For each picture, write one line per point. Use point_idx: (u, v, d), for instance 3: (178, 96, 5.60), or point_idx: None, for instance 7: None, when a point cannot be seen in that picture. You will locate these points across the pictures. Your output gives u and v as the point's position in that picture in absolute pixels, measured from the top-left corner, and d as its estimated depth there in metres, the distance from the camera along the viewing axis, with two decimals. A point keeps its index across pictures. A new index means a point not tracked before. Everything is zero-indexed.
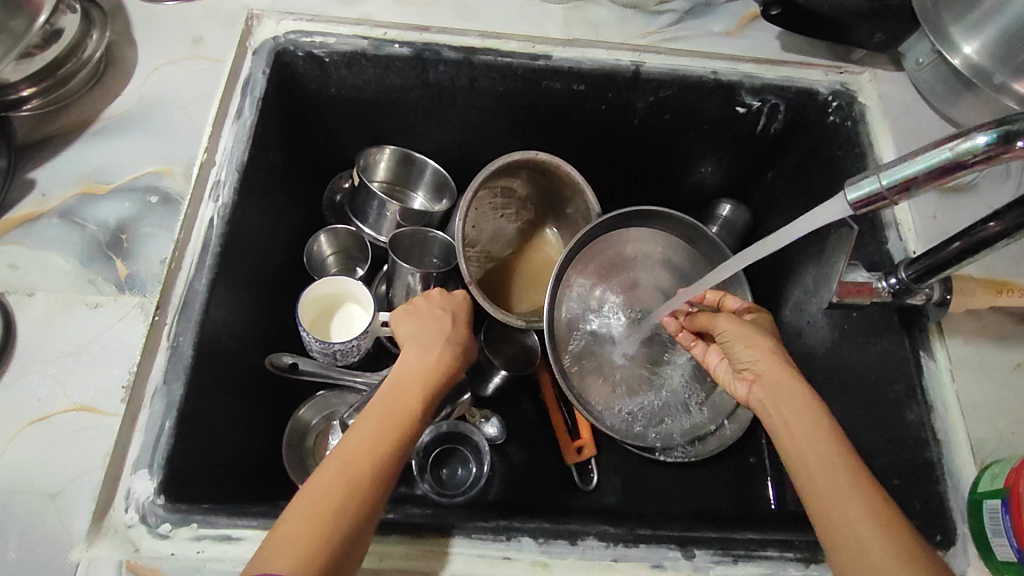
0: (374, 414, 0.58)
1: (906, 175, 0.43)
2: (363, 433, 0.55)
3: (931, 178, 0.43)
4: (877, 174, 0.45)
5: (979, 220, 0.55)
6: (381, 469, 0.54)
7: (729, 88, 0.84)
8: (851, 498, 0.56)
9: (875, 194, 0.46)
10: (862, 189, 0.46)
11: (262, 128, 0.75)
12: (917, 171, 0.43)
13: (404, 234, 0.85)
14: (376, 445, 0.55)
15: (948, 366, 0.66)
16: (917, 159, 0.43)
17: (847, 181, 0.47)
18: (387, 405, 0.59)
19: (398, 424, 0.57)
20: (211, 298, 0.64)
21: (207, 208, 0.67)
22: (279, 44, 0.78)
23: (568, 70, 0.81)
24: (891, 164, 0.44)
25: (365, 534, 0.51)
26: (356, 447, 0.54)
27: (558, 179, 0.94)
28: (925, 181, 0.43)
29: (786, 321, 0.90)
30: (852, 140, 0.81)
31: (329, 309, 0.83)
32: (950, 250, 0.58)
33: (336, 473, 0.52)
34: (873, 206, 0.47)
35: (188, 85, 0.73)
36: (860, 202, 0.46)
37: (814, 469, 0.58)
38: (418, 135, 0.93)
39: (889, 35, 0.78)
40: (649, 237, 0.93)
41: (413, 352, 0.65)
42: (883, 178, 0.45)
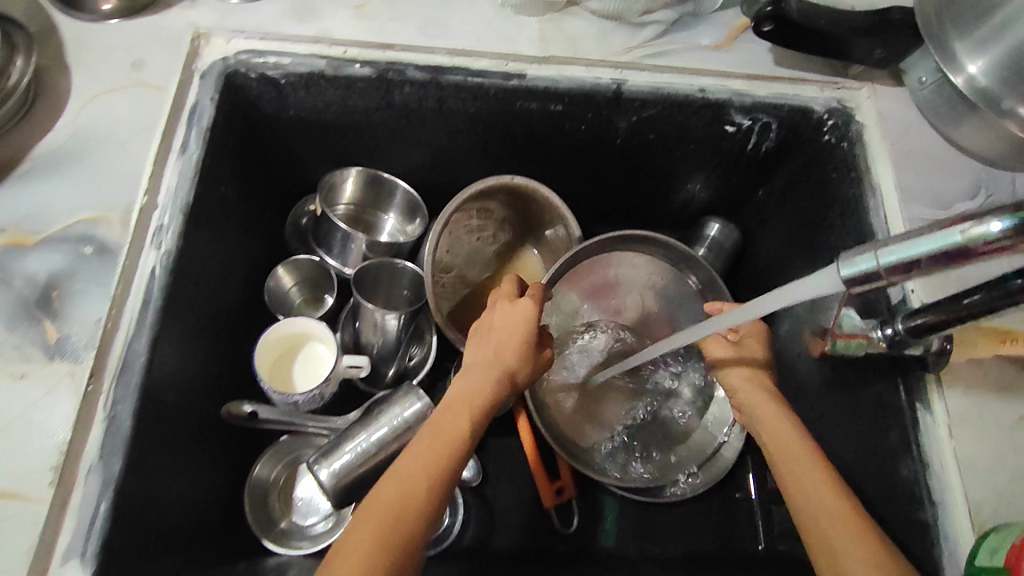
0: (425, 439, 0.60)
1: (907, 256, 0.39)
2: (411, 458, 0.58)
3: (932, 264, 0.38)
4: (875, 251, 0.40)
5: (1006, 273, 0.49)
6: (428, 493, 0.56)
7: (718, 107, 0.78)
8: (829, 509, 0.55)
9: (870, 273, 0.41)
10: (857, 265, 0.41)
11: (211, 162, 0.69)
12: (917, 254, 0.38)
13: (369, 266, 0.81)
14: (426, 465, 0.57)
15: (946, 420, 0.62)
16: (920, 241, 0.38)
17: (843, 254, 0.43)
18: (435, 429, 0.60)
19: (445, 442, 0.59)
20: (152, 360, 0.59)
21: (150, 256, 0.62)
22: (229, 65, 0.71)
23: (544, 90, 0.76)
24: (891, 242, 0.40)
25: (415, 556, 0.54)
26: (404, 471, 0.57)
27: (536, 202, 0.89)
28: (926, 266, 0.38)
29: (777, 350, 0.86)
30: (848, 164, 0.76)
31: (290, 351, 0.79)
32: (966, 304, 0.52)
33: (392, 490, 0.55)
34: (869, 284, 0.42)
35: (126, 116, 0.66)
36: (854, 279, 0.42)
37: (795, 485, 0.59)
38: (385, 155, 0.87)
39: (889, 51, 0.73)
40: (629, 266, 0.88)
41: (463, 375, 0.65)
42: (880, 256, 0.40)
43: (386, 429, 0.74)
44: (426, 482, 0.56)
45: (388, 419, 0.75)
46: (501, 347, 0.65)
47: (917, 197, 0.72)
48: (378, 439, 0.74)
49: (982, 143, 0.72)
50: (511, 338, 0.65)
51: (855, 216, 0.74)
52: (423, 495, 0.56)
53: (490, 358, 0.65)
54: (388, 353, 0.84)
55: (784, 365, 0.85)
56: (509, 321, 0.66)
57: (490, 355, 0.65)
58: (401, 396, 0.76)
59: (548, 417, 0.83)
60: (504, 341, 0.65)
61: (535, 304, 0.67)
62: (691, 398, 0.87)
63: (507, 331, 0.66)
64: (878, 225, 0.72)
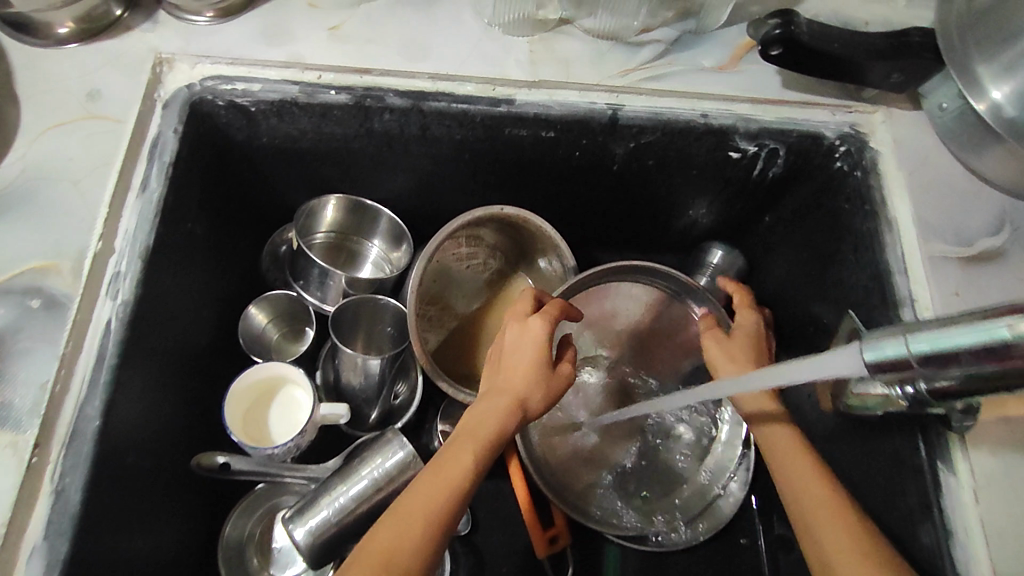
0: (429, 473, 0.57)
1: (943, 346, 0.35)
2: (412, 493, 0.56)
3: (970, 358, 0.34)
4: (905, 337, 0.36)
5: None
6: (426, 532, 0.53)
7: (721, 133, 0.72)
8: (819, 501, 0.58)
9: (898, 361, 0.37)
10: (883, 349, 0.37)
11: (175, 199, 0.65)
12: (954, 345, 0.34)
13: (349, 303, 0.76)
14: (427, 502, 0.55)
15: (971, 483, 0.57)
16: (958, 330, 0.34)
17: (868, 335, 0.39)
18: (440, 463, 0.58)
19: (448, 478, 0.56)
20: (106, 424, 0.55)
21: (104, 308, 0.57)
22: (195, 92, 0.66)
23: (535, 116, 0.70)
24: (925, 328, 0.36)
25: None
26: (404, 507, 0.55)
27: (530, 232, 0.84)
28: (962, 359, 0.34)
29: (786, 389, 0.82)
30: (862, 195, 0.70)
31: (264, 397, 0.74)
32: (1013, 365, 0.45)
33: (391, 528, 0.53)
34: (894, 372, 0.38)
35: (80, 151, 0.61)
36: (877, 365, 0.38)
37: (787, 477, 0.62)
38: (368, 182, 0.81)
39: (907, 76, 0.68)
40: (627, 296, 0.82)
41: (474, 405, 0.62)
42: (910, 342, 0.36)
43: (366, 482, 0.70)
44: (425, 520, 0.54)
45: (368, 470, 0.70)
46: (512, 374, 0.62)
47: (937, 233, 0.67)
48: (358, 493, 0.70)
49: (1008, 175, 0.66)
50: (523, 366, 0.62)
51: (869, 251, 0.69)
52: (421, 534, 0.53)
53: (500, 386, 0.62)
54: (371, 394, 0.79)
55: (795, 405, 0.80)
56: (518, 345, 0.64)
57: (501, 384, 0.62)
58: (381, 446, 0.71)
59: (540, 463, 0.78)
60: (515, 369, 0.62)
61: (545, 326, 0.64)
62: (692, 439, 0.82)
63: (519, 357, 0.63)
64: (894, 263, 0.67)
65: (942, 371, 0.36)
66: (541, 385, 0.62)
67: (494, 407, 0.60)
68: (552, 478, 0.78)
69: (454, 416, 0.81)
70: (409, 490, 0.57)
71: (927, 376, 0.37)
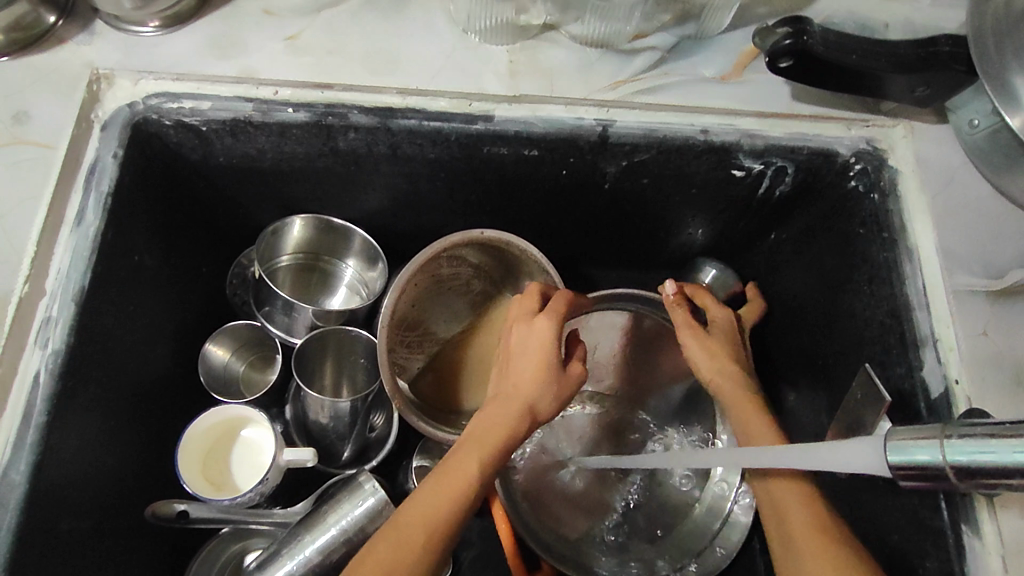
0: (432, 480, 0.51)
1: (982, 459, 0.35)
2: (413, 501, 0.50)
3: (1009, 475, 0.34)
4: (941, 443, 0.36)
5: None
6: (426, 546, 0.48)
7: (723, 151, 0.65)
8: (794, 512, 0.53)
9: (931, 467, 0.37)
10: (914, 454, 0.37)
11: (117, 233, 0.59)
12: (995, 460, 0.34)
13: (312, 338, 0.71)
14: (431, 507, 0.50)
15: (999, 548, 0.51)
16: (998, 443, 0.34)
17: (892, 436, 0.38)
18: (441, 472, 0.52)
19: (453, 483, 0.51)
20: (33, 490, 0.50)
21: (32, 358, 0.52)
22: (137, 112, 0.60)
23: (515, 134, 0.63)
24: (962, 437, 0.36)
25: None
26: (402, 519, 0.49)
27: (514, 254, 0.77)
28: (1001, 475, 0.34)
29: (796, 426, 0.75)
30: (879, 221, 0.63)
31: (224, 439, 0.69)
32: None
33: (394, 533, 0.48)
34: (920, 478, 0.38)
35: (7, 182, 0.56)
36: (907, 469, 0.38)
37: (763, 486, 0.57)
38: (338, 201, 0.75)
39: (933, 89, 0.61)
40: (610, 327, 0.74)
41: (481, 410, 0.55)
42: (945, 450, 0.36)
43: (333, 532, 0.63)
44: (424, 531, 0.49)
45: (336, 519, 0.63)
46: (522, 372, 0.56)
47: (963, 264, 0.60)
48: (325, 544, 0.63)
49: None
50: (535, 366, 0.55)
51: (887, 284, 0.62)
52: (421, 547, 0.48)
53: (509, 388, 0.56)
54: (344, 430, 0.72)
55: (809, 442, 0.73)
56: (526, 343, 0.57)
57: (511, 385, 0.56)
58: (351, 492, 0.64)
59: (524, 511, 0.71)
60: (525, 370, 0.56)
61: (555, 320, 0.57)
62: (688, 479, 0.75)
63: (529, 356, 0.56)
64: (915, 298, 0.59)
65: (975, 483, 0.36)
66: (554, 388, 0.56)
67: (502, 411, 0.54)
68: (535, 526, 0.71)
69: (432, 453, 0.75)
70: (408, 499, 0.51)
71: (957, 486, 0.37)
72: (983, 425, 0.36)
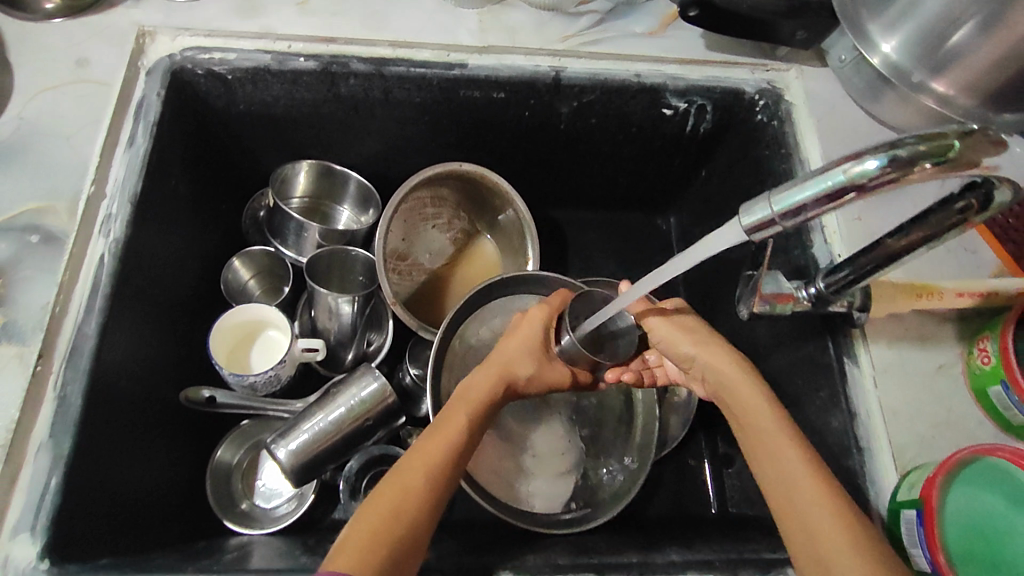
0: (430, 446, 0.58)
1: (796, 200, 0.42)
2: (410, 455, 0.57)
3: (820, 203, 0.41)
4: (768, 200, 0.44)
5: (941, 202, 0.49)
6: (422, 505, 0.54)
7: (653, 90, 0.81)
8: (824, 520, 0.51)
9: (767, 220, 0.45)
10: (755, 213, 0.45)
11: (160, 155, 0.71)
12: (803, 197, 0.42)
13: (322, 254, 0.82)
14: (426, 461, 0.56)
15: (872, 371, 0.68)
16: (804, 185, 0.42)
17: (743, 205, 0.46)
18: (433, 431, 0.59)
19: (444, 439, 0.58)
20: (102, 342, 0.61)
21: (97, 244, 0.64)
22: (175, 62, 0.73)
23: (485, 78, 0.78)
24: (783, 189, 0.44)
25: (415, 547, 0.52)
26: (402, 468, 0.56)
27: (487, 190, 0.92)
28: (815, 208, 0.42)
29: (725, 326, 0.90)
30: (779, 140, 0.79)
31: (246, 340, 0.82)
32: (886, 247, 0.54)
33: (393, 485, 0.54)
34: (768, 232, 0.46)
35: (72, 112, 0.68)
36: (754, 225, 0.45)
37: (759, 440, 0.58)
38: (338, 148, 0.88)
39: (811, 34, 0.78)
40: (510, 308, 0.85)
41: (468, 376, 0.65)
42: (773, 203, 0.44)
43: (344, 410, 0.75)
44: (422, 479, 0.55)
45: (345, 399, 0.75)
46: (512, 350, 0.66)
47: None
48: (336, 420, 0.75)
49: (899, 117, 0.77)
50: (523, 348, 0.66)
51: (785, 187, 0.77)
52: (417, 491, 0.54)
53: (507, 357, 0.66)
54: (345, 339, 0.86)
55: (735, 332, 0.87)
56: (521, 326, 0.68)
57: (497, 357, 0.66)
58: (358, 376, 0.76)
59: None
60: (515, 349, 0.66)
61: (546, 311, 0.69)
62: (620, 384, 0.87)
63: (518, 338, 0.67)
64: None
65: (803, 222, 0.44)
66: (532, 366, 0.66)
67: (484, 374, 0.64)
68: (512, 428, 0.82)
69: (421, 357, 0.88)
70: (403, 460, 0.57)
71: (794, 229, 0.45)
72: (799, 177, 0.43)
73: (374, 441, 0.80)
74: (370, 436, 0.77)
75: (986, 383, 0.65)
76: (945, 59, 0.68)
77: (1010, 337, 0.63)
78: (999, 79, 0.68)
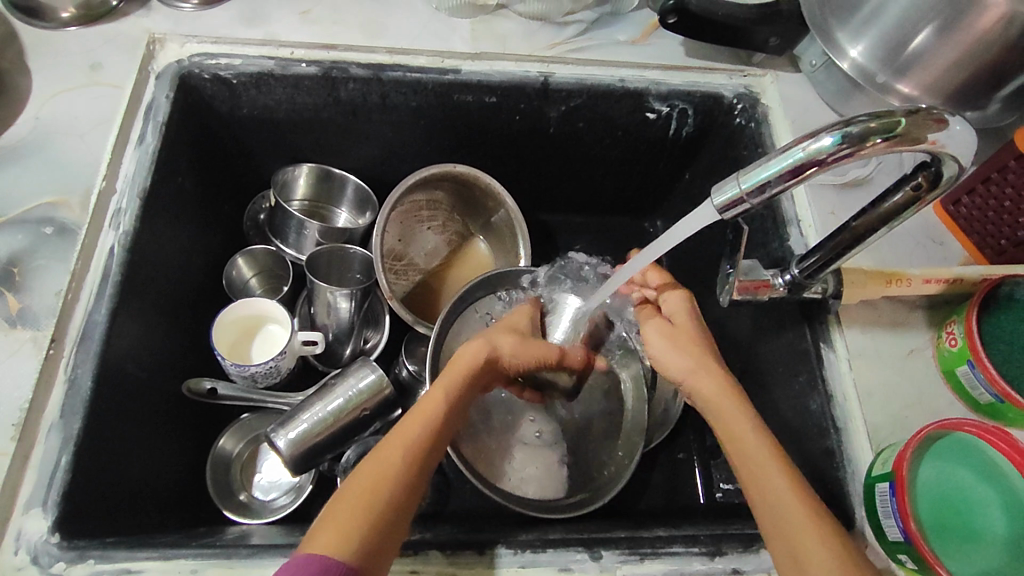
0: (412, 427, 0.58)
1: (762, 177, 0.48)
2: (392, 436, 0.57)
3: (785, 177, 0.47)
4: (737, 180, 0.49)
5: (906, 176, 0.54)
6: (398, 487, 0.54)
7: (637, 95, 0.86)
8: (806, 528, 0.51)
9: (737, 197, 0.50)
10: (726, 192, 0.50)
11: (167, 154, 0.75)
12: (770, 172, 0.47)
13: (320, 251, 0.85)
14: (408, 441, 0.57)
15: (847, 356, 0.71)
16: (770, 161, 0.48)
17: (714, 186, 0.51)
18: (414, 411, 0.60)
19: (426, 420, 0.59)
20: (112, 328, 0.64)
21: (107, 236, 0.67)
22: (184, 67, 0.77)
23: (478, 83, 0.83)
24: (749, 168, 0.49)
25: (396, 531, 0.53)
26: (384, 449, 0.56)
27: (481, 192, 0.95)
28: (781, 183, 0.48)
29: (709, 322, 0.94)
30: (756, 141, 0.83)
31: (248, 333, 0.84)
32: (852, 230, 0.59)
33: (372, 467, 0.55)
34: (737, 210, 0.51)
35: (86, 113, 0.72)
36: (726, 203, 0.51)
37: (738, 446, 0.57)
38: (337, 152, 0.92)
39: (784, 40, 0.83)
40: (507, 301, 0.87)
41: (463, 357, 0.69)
42: (743, 182, 0.50)
43: (342, 400, 0.76)
44: (403, 458, 0.56)
45: (343, 391, 0.77)
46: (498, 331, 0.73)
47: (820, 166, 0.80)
48: (335, 410, 0.76)
49: None
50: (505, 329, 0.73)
51: None
52: (398, 471, 0.55)
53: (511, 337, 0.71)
54: (344, 335, 0.88)
55: (720, 326, 0.91)
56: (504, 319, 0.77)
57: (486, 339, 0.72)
58: (357, 368, 0.78)
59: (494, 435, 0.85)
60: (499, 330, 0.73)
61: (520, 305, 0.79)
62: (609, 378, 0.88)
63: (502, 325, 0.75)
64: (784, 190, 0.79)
65: (768, 198, 0.49)
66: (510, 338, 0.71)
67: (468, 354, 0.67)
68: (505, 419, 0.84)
69: (416, 353, 0.91)
70: (385, 441, 0.57)
71: (759, 204, 0.50)
72: (763, 158, 0.49)
73: (370, 432, 0.82)
74: (366, 426, 0.78)
75: (953, 364, 0.68)
76: (909, 62, 0.73)
77: (974, 319, 0.66)
78: (958, 79, 0.72)
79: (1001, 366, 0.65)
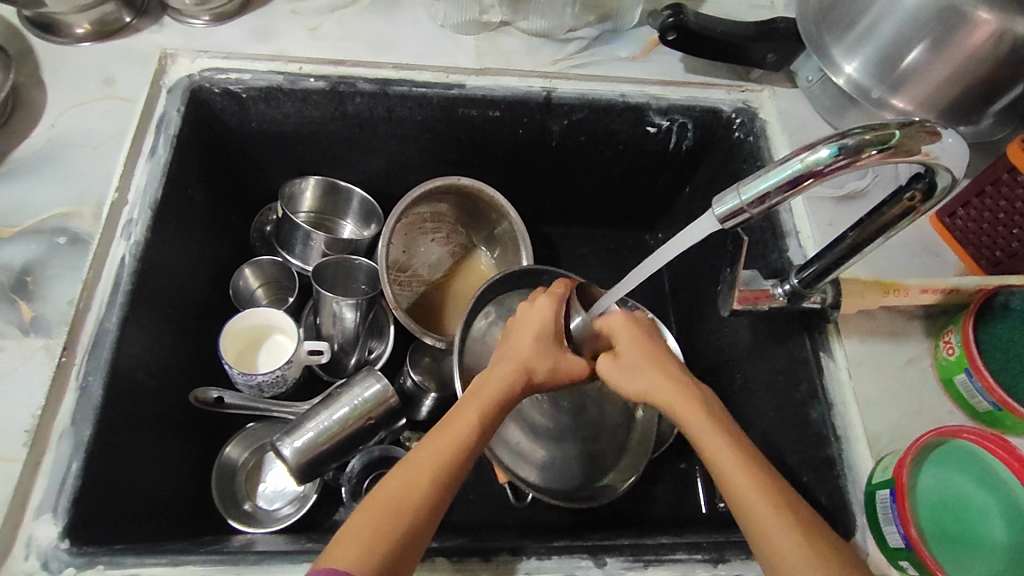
0: (442, 441, 0.57)
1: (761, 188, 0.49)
2: (422, 448, 0.57)
3: (784, 188, 0.49)
4: (737, 191, 0.51)
5: (901, 187, 0.55)
6: (424, 504, 0.54)
7: (638, 109, 0.87)
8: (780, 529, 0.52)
9: (738, 209, 0.51)
10: (727, 203, 0.51)
11: (178, 165, 0.76)
12: (771, 183, 0.49)
13: (328, 262, 0.86)
14: (440, 456, 0.56)
15: (846, 365, 0.72)
16: (769, 173, 0.49)
17: (714, 197, 0.52)
18: (445, 423, 0.59)
19: (455, 434, 0.58)
20: (122, 337, 0.65)
21: (119, 246, 0.68)
22: (194, 81, 0.79)
23: (483, 97, 0.84)
24: (748, 180, 0.51)
25: (418, 543, 0.53)
26: (413, 461, 0.56)
27: (484, 204, 0.97)
28: (780, 193, 0.49)
29: (709, 333, 0.94)
30: (755, 155, 0.85)
31: (254, 343, 0.85)
32: (846, 244, 0.61)
33: (400, 480, 0.55)
34: (736, 221, 0.52)
35: (99, 126, 0.74)
36: (725, 214, 0.52)
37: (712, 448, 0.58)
38: (342, 165, 0.94)
39: (781, 56, 0.85)
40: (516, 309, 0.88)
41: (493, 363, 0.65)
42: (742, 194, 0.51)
43: (348, 409, 0.77)
44: (432, 474, 0.55)
45: (349, 399, 0.77)
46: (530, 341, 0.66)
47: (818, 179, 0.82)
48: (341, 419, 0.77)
49: None
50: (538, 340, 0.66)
51: None
52: (427, 486, 0.55)
53: (545, 352, 0.66)
54: (349, 346, 0.89)
55: (720, 336, 0.92)
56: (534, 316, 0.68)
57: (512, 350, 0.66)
58: (363, 377, 0.79)
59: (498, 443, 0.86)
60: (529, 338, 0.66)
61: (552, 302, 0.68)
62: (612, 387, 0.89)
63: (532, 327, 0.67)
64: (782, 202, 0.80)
65: (765, 208, 0.51)
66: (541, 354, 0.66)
67: (505, 365, 0.64)
68: None
69: (420, 363, 0.92)
70: (410, 455, 0.57)
71: (757, 215, 0.51)
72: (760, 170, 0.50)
73: (375, 441, 0.82)
74: (371, 436, 0.79)
75: (952, 373, 0.69)
76: (903, 77, 0.75)
77: (971, 328, 0.67)
78: (951, 94, 0.74)
79: (998, 374, 0.66)
